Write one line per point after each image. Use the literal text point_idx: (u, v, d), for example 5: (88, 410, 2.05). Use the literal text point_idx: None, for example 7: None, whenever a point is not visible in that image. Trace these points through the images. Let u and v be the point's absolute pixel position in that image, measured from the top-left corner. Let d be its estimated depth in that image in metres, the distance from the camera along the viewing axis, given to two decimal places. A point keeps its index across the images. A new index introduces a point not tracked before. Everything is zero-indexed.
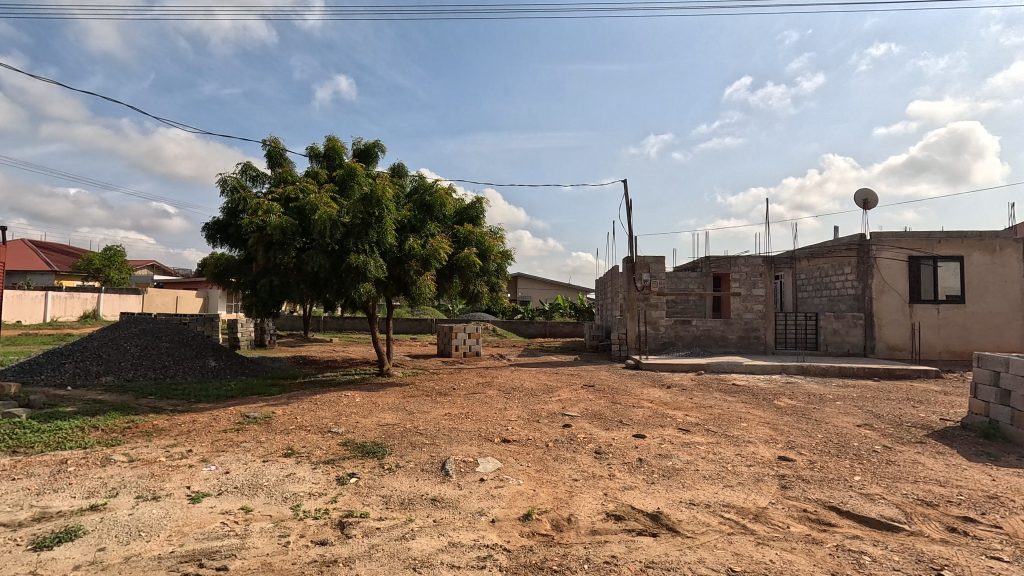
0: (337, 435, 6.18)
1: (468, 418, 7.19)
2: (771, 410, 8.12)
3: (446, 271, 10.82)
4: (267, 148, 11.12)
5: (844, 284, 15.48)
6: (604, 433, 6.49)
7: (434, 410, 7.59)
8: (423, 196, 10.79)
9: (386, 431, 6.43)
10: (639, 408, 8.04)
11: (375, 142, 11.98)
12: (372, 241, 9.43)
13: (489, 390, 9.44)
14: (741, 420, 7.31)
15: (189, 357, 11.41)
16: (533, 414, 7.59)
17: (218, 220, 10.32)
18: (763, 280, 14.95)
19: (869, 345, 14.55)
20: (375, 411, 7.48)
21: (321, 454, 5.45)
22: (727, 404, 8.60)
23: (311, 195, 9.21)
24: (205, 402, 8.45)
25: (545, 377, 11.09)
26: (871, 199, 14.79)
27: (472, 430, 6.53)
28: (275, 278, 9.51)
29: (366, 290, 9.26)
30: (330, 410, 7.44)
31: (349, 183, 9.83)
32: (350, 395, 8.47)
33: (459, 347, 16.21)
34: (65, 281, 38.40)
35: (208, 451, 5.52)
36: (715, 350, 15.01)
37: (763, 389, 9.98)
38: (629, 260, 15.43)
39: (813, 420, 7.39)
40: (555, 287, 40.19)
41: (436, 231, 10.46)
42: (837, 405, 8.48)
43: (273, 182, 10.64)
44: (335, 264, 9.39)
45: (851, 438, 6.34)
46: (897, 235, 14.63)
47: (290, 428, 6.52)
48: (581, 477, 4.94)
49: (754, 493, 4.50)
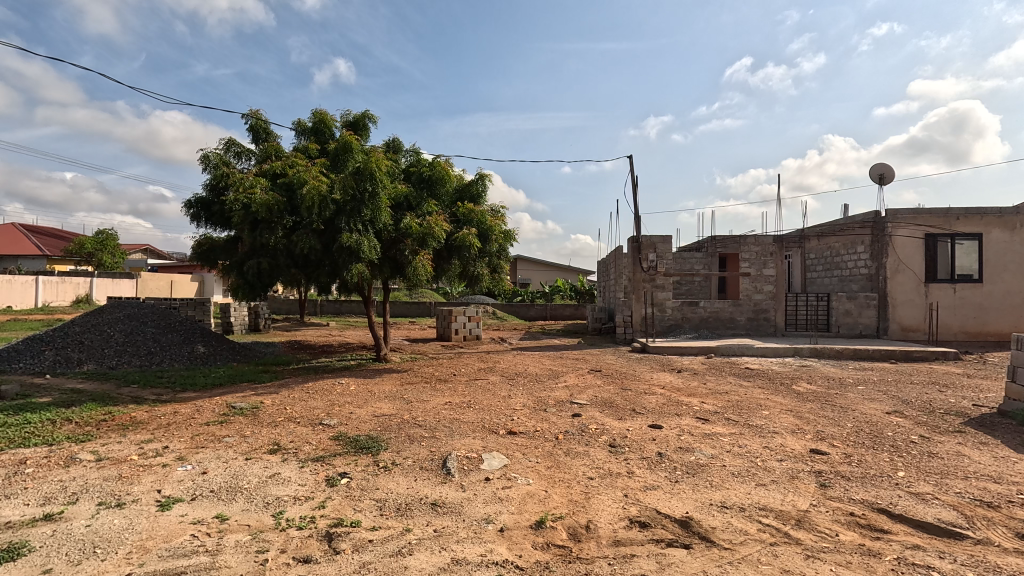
0: (329, 428, 5.70)
1: (471, 408, 6.71)
2: (792, 396, 7.65)
3: (444, 252, 10.23)
4: (250, 123, 10.45)
5: (857, 263, 14.95)
6: (617, 423, 6.02)
7: (434, 399, 7.11)
8: (419, 171, 10.15)
9: (383, 423, 5.95)
10: (651, 395, 7.57)
11: (364, 114, 11.34)
12: (365, 220, 8.85)
13: (492, 376, 8.98)
14: (762, 408, 6.86)
15: (177, 343, 10.90)
16: (539, 402, 7.12)
17: (200, 198, 9.70)
18: (773, 260, 14.41)
19: (882, 326, 14.10)
20: (371, 400, 7.00)
21: (310, 451, 4.97)
22: (743, 389, 8.16)
23: (300, 169, 8.61)
24: (191, 392, 7.97)
25: (549, 362, 10.60)
26: (887, 173, 14.17)
27: (475, 421, 6.06)
28: (263, 260, 8.93)
29: (359, 271, 8.68)
30: (322, 400, 6.96)
31: (340, 157, 9.20)
32: (344, 383, 7.98)
33: (459, 331, 15.75)
34: (58, 265, 37.76)
35: (186, 447, 5.03)
36: (724, 332, 14.54)
37: (778, 373, 9.52)
38: (634, 239, 14.92)
39: (838, 407, 6.94)
40: (555, 269, 39.71)
41: (434, 209, 9.84)
42: (859, 390, 8.03)
43: (259, 158, 10.02)
44: (326, 244, 8.83)
45: (884, 428, 5.87)
46: (914, 211, 14.04)
47: (278, 420, 6.04)
48: (596, 475, 4.47)
49: (792, 494, 4.03)
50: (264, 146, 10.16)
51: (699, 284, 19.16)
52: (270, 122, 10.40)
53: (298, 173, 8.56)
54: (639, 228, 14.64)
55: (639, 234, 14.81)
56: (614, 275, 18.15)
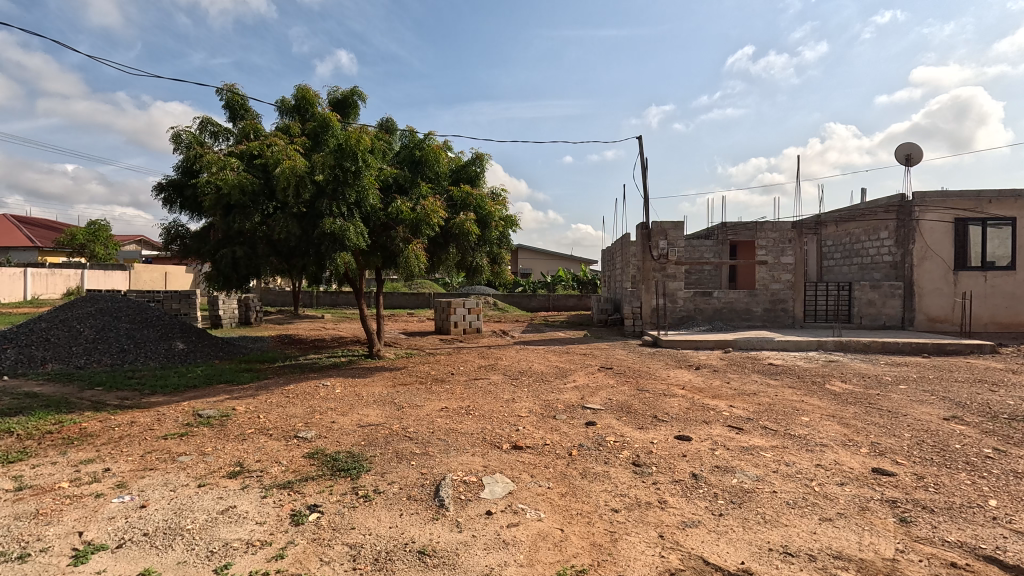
0: (305, 443, 4.89)
1: (470, 415, 5.90)
2: (829, 398, 6.82)
3: (440, 240, 9.38)
4: (225, 99, 9.55)
5: (880, 250, 14.09)
6: (638, 434, 5.21)
7: (429, 405, 6.32)
8: (412, 151, 9.28)
9: (367, 435, 5.15)
10: (672, 398, 6.76)
11: (354, 91, 10.46)
12: (350, 203, 8.04)
13: (493, 375, 8.17)
14: (799, 413, 6.04)
15: (153, 340, 10.10)
16: (547, 407, 6.29)
17: (172, 181, 8.86)
18: (792, 246, 13.55)
19: (907, 317, 13.27)
20: (356, 406, 6.19)
21: (278, 474, 4.17)
22: (772, 389, 7.35)
23: (276, 148, 7.81)
24: (160, 396, 7.16)
25: (556, 358, 9.79)
26: (914, 153, 13.25)
27: (475, 432, 5.25)
28: (240, 248, 8.15)
29: (343, 260, 7.86)
30: (302, 406, 6.17)
31: (322, 135, 8.36)
32: (329, 385, 7.18)
33: (459, 324, 14.94)
34: (49, 257, 36.98)
35: (131, 471, 4.23)
36: (739, 324, 13.73)
37: (807, 370, 8.70)
38: (644, 225, 14.08)
39: (886, 411, 6.13)
40: (557, 259, 38.90)
41: (428, 193, 8.95)
42: (902, 390, 7.22)
43: (236, 138, 9.18)
44: (307, 230, 8.06)
45: (949, 439, 5.05)
46: (943, 193, 13.15)
47: (247, 432, 5.24)
48: (622, 507, 3.67)
49: (870, 535, 3.23)
50: (241, 126, 9.31)
51: (709, 273, 18.32)
52: (248, 99, 9.49)
53: (274, 152, 7.76)
54: (648, 214, 13.75)
55: (648, 220, 13.98)
56: (620, 264, 17.32)
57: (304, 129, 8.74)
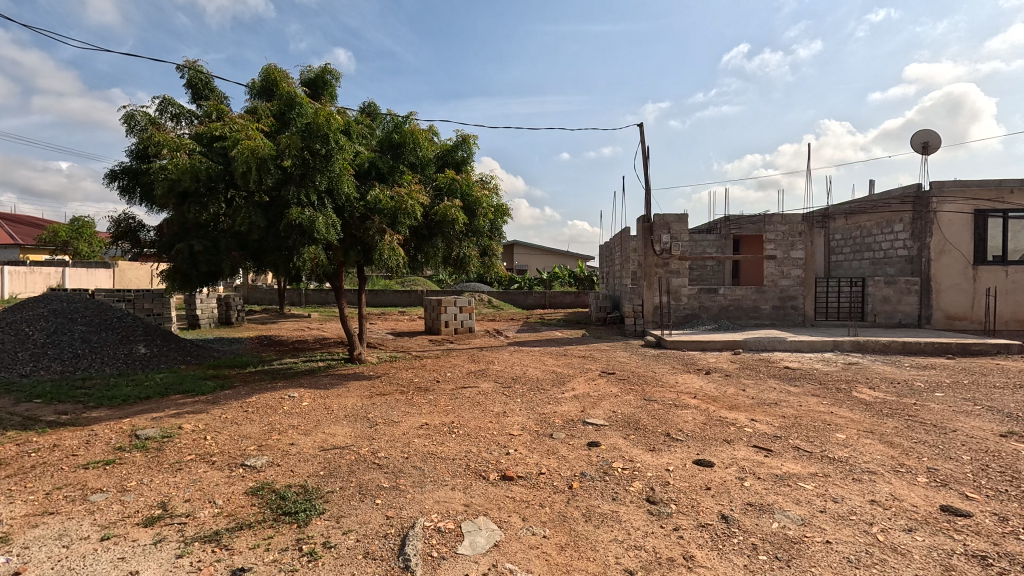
0: (251, 474, 4.06)
1: (453, 434, 5.08)
2: (861, 408, 6.03)
3: (423, 232, 8.59)
4: (186, 77, 8.66)
5: (894, 244, 13.36)
6: (650, 459, 4.41)
7: (408, 421, 5.51)
8: (391, 135, 8.51)
9: (329, 462, 4.33)
10: (684, 409, 5.98)
11: (330, 71, 9.69)
12: (321, 191, 7.27)
13: (484, 383, 7.35)
14: (832, 428, 5.26)
15: (111, 344, 9.24)
16: (542, 422, 5.48)
17: (125, 167, 8.00)
18: (802, 240, 12.77)
19: (924, 315, 12.55)
20: (323, 424, 5.37)
21: (207, 520, 3.34)
22: (794, 398, 6.58)
23: (238, 129, 7.07)
24: (104, 410, 6.31)
25: (552, 362, 8.97)
26: (931, 140, 12.50)
27: (457, 458, 4.44)
28: (199, 242, 7.36)
29: (312, 254, 7.10)
30: (260, 423, 5.35)
31: (288, 114, 7.58)
32: (297, 396, 6.34)
33: (450, 323, 14.12)
34: (31, 255, 35.91)
35: (24, 517, 3.39)
36: (746, 323, 12.97)
37: (828, 375, 7.93)
38: (645, 218, 13.31)
39: (930, 425, 5.35)
40: (554, 255, 38.13)
41: (408, 179, 8.18)
42: (941, 399, 6.44)
43: (199, 120, 8.37)
44: (273, 221, 7.33)
45: (1018, 463, 4.27)
46: (963, 183, 12.41)
47: (186, 459, 4.41)
48: (638, 567, 2.87)
49: None
50: (205, 107, 8.49)
51: (712, 269, 17.61)
52: (213, 78, 8.63)
53: (235, 134, 7.03)
54: (650, 206, 12.98)
55: (649, 213, 13.22)
56: (620, 261, 16.53)
57: (271, 109, 7.94)
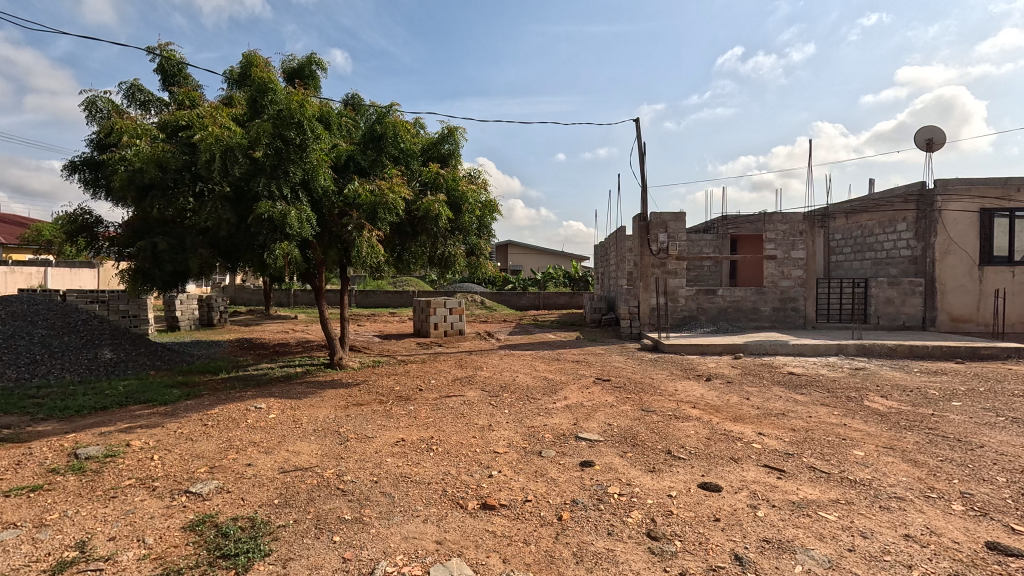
0: (194, 504, 3.54)
1: (431, 452, 4.57)
2: (876, 420, 5.57)
3: (406, 229, 8.10)
4: (157, 61, 8.04)
5: (897, 243, 12.98)
6: (650, 482, 3.92)
7: (383, 436, 5.00)
8: (373, 126, 8.04)
9: (287, 487, 3.81)
10: (686, 422, 5.50)
11: (312, 60, 9.22)
12: (294, 184, 6.78)
13: (470, 391, 6.85)
14: (848, 444, 4.80)
15: (74, 348, 8.66)
16: (530, 438, 4.98)
17: (86, 157, 7.46)
18: (803, 239, 12.35)
19: (929, 316, 12.16)
20: (289, 440, 4.85)
21: (128, 566, 2.81)
22: (803, 408, 6.12)
23: (205, 116, 6.54)
24: (50, 423, 5.74)
25: (544, 368, 8.48)
26: (936, 137, 12.12)
27: (433, 481, 3.93)
28: (162, 239, 6.83)
29: (284, 251, 6.59)
30: (217, 440, 4.82)
31: (260, 102, 7.05)
32: (264, 407, 5.80)
33: (439, 325, 13.62)
34: (14, 255, 35.10)
35: None
36: (746, 325, 12.53)
37: (836, 382, 7.48)
38: (642, 217, 12.85)
39: (954, 440, 4.90)
40: (548, 255, 37.66)
41: (391, 172, 7.70)
42: (960, 409, 6.00)
43: (169, 108, 7.85)
44: (242, 216, 6.83)
45: None
46: (968, 181, 12.04)
47: (123, 484, 3.87)
48: None
49: None
50: (175, 95, 7.97)
51: (709, 269, 17.20)
52: (187, 64, 8.02)
53: (200, 121, 6.51)
54: (646, 204, 12.52)
55: (646, 212, 12.78)
56: (615, 261, 16.07)
57: (245, 97, 7.44)
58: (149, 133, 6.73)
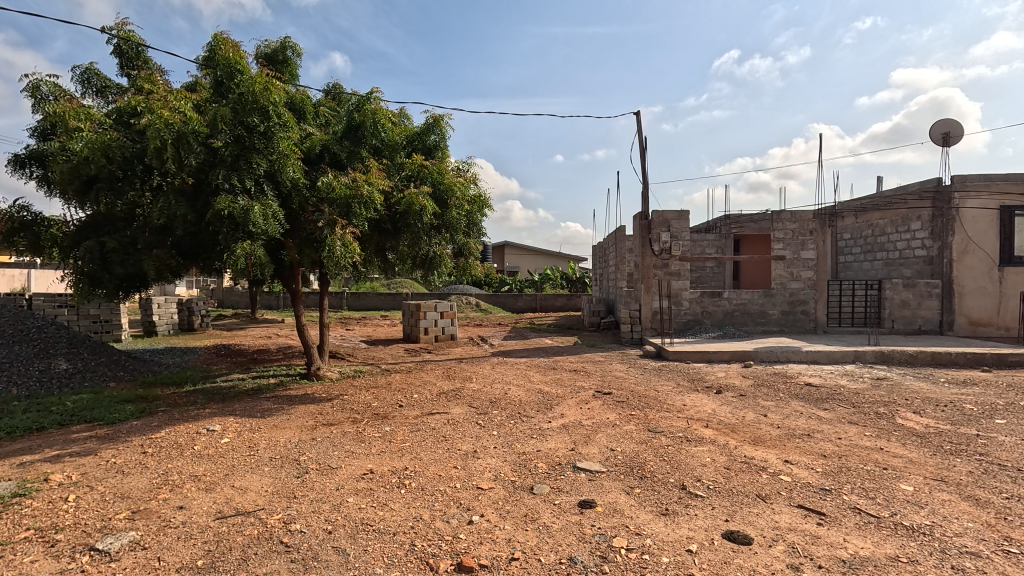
0: (96, 569, 2.81)
1: (403, 488, 3.87)
2: (916, 444, 4.88)
3: (387, 228, 7.42)
4: (114, 43, 7.29)
5: (911, 243, 12.35)
6: (664, 532, 3.22)
7: (350, 467, 4.29)
8: (351, 114, 7.38)
9: (219, 542, 3.09)
10: (700, 446, 4.81)
11: (289, 46, 8.56)
12: (258, 176, 6.11)
13: (456, 407, 6.15)
14: (893, 476, 4.10)
15: (25, 359, 7.91)
16: (521, 468, 4.27)
17: (29, 148, 6.73)
18: (813, 238, 11.70)
19: (946, 320, 11.52)
20: (238, 472, 4.14)
21: None
22: (830, 428, 5.42)
23: (157, 99, 5.84)
24: None
25: (538, 379, 7.77)
26: (953, 130, 11.49)
27: (399, 533, 3.21)
28: (111, 239, 6.12)
29: (246, 250, 5.86)
30: (153, 473, 4.09)
31: (223, 86, 6.38)
32: (217, 431, 5.09)
33: (429, 330, 12.91)
34: None
35: None
36: (753, 329, 11.86)
37: (859, 395, 6.80)
38: (643, 215, 12.18)
39: (1014, 470, 4.21)
40: (545, 256, 36.98)
41: (369, 164, 7.04)
42: (1008, 428, 5.30)
43: (125, 94, 7.15)
44: (202, 213, 6.15)
45: None
46: (987, 177, 11.41)
47: (16, 537, 3.13)
48: None
49: None
50: (133, 79, 7.27)
51: (711, 270, 16.57)
52: (147, 47, 7.25)
53: (151, 105, 5.84)
54: (648, 202, 11.83)
55: (647, 210, 12.09)
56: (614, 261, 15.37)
57: (208, 82, 6.77)
58: (96, 120, 6.04)
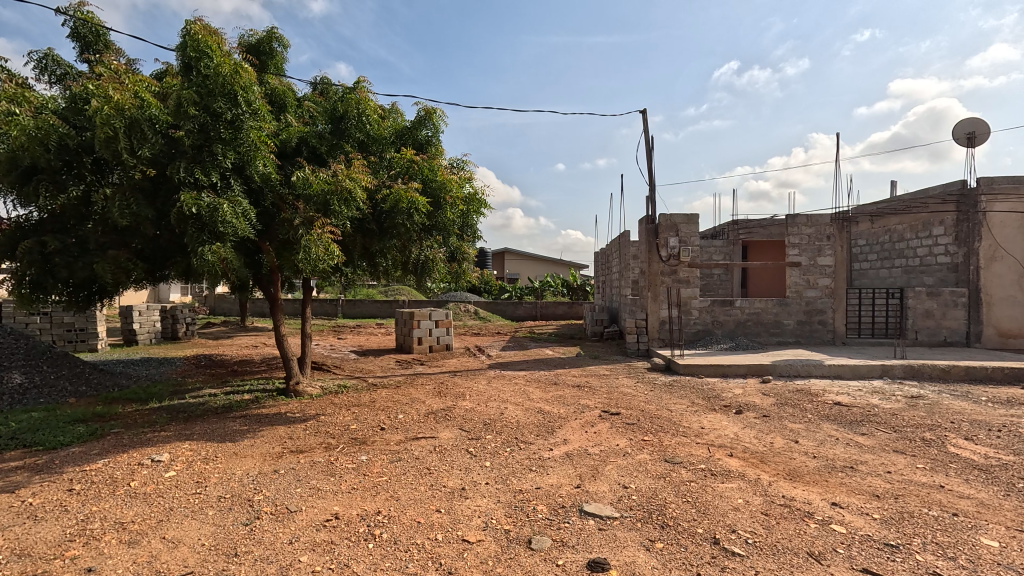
0: None
1: (371, 542, 3.14)
2: (982, 481, 4.15)
3: (372, 229, 6.74)
4: (73, 25, 6.65)
5: (933, 249, 11.66)
6: None
7: (311, 510, 3.57)
8: (334, 103, 6.74)
9: None
10: (728, 482, 4.08)
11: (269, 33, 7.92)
12: (224, 170, 5.46)
13: (445, 430, 5.45)
14: (969, 526, 3.37)
15: None
16: (518, 513, 3.55)
17: None
18: (831, 243, 11.01)
19: (973, 331, 10.80)
20: (176, 517, 3.42)
21: None
22: (875, 458, 4.69)
23: (109, 82, 5.20)
24: None
25: (539, 396, 7.05)
26: (978, 130, 10.83)
27: None
28: (53, 239, 5.44)
29: (215, 253, 5.19)
30: (71, 518, 3.38)
31: (186, 69, 5.72)
32: (165, 461, 4.39)
33: (423, 340, 12.21)
34: None
35: None
36: (767, 341, 11.15)
37: (897, 416, 6.08)
38: (649, 219, 11.52)
39: None
40: (546, 263, 36.32)
41: (351, 157, 6.40)
42: None
43: (83, 80, 6.50)
44: (162, 210, 5.49)
45: None
46: (1016, 179, 10.73)
47: None
48: None
49: None
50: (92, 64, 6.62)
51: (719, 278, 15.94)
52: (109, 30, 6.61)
53: (102, 88, 5.17)
54: (654, 205, 11.18)
55: (654, 213, 11.42)
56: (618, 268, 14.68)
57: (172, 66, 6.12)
58: (39, 105, 5.36)
